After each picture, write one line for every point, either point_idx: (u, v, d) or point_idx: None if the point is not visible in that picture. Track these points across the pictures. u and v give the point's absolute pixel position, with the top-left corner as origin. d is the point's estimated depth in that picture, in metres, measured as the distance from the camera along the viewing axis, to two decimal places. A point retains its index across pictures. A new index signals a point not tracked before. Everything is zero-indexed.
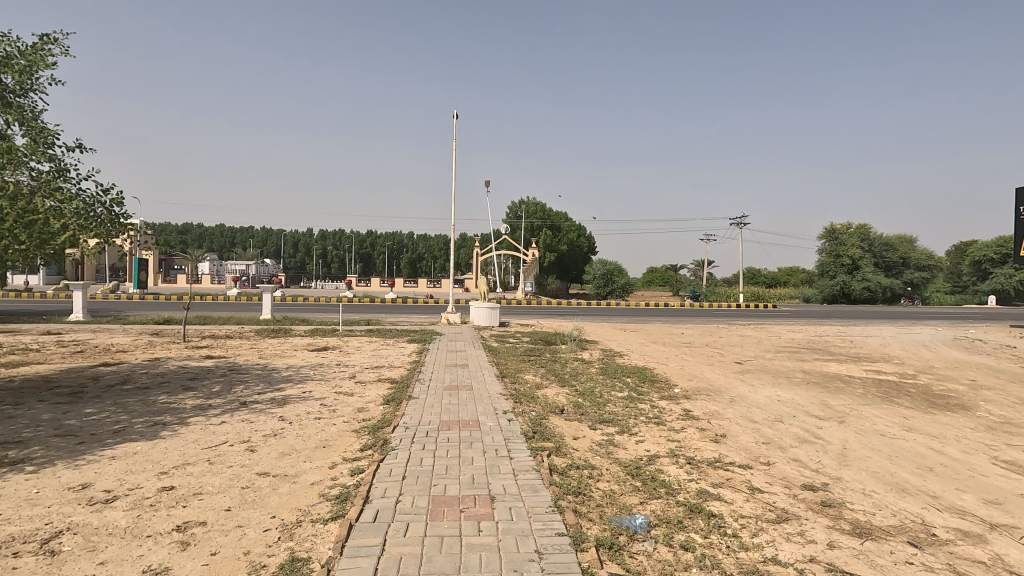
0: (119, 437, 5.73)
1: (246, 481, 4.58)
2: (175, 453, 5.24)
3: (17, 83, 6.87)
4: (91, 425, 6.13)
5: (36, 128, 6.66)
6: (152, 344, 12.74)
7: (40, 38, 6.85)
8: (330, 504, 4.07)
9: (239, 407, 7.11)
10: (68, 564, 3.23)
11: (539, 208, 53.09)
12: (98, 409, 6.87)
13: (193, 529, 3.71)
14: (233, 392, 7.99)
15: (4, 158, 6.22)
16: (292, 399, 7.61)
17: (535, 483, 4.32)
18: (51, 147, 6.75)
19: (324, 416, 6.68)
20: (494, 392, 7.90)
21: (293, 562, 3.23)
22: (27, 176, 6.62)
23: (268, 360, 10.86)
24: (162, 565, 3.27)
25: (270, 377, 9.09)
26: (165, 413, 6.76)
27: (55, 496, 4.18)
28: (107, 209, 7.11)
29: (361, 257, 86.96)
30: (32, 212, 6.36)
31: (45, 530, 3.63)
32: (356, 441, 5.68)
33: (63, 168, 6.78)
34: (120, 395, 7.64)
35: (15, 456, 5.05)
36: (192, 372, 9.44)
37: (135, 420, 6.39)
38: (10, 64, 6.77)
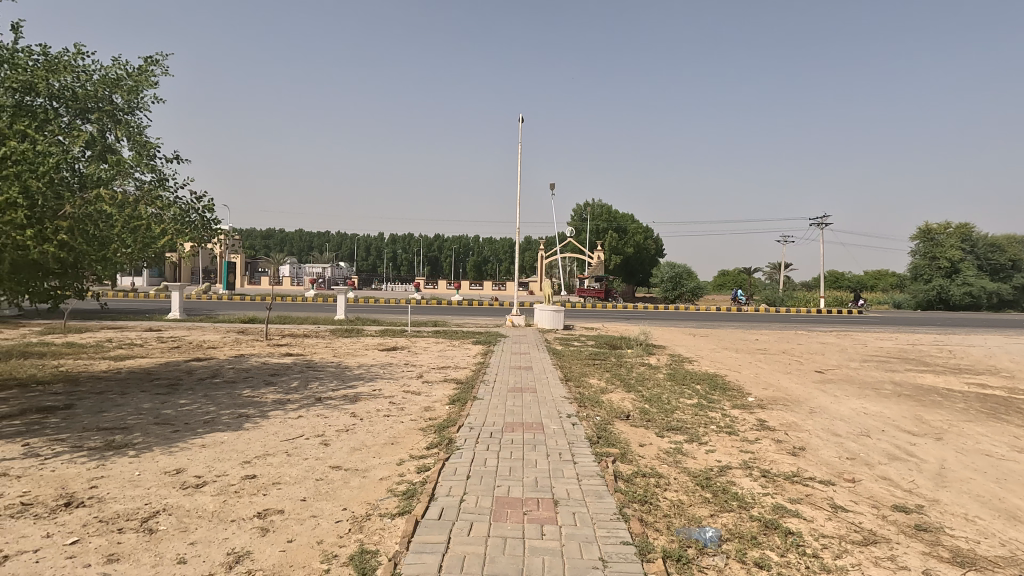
0: (208, 427, 6.17)
1: (320, 473, 4.79)
2: (257, 444, 5.58)
3: (126, 102, 7.64)
4: (184, 416, 6.64)
5: (140, 142, 7.40)
6: (237, 341, 13.67)
7: (145, 60, 7.61)
8: (398, 500, 4.18)
9: (314, 402, 7.48)
10: (163, 543, 3.50)
11: (606, 211, 52.17)
12: (190, 401, 7.43)
13: (271, 517, 3.92)
14: (309, 388, 8.41)
15: (113, 169, 6.92)
16: (363, 396, 7.91)
17: (600, 490, 4.24)
18: (153, 159, 7.47)
19: (393, 414, 6.89)
20: (558, 396, 7.83)
21: (362, 554, 3.33)
22: (134, 186, 7.34)
23: (340, 358, 11.36)
24: (244, 549, 3.47)
25: (342, 375, 9.49)
26: (248, 406, 7.21)
27: (153, 479, 4.56)
28: (200, 215, 7.81)
29: (429, 260, 89.22)
30: (138, 218, 7.01)
31: (145, 510, 3.96)
32: (422, 440, 5.81)
33: (164, 178, 7.49)
34: (210, 388, 8.24)
35: (120, 441, 5.56)
36: (272, 368, 10.03)
37: (222, 412, 6.87)
38: (120, 86, 7.54)
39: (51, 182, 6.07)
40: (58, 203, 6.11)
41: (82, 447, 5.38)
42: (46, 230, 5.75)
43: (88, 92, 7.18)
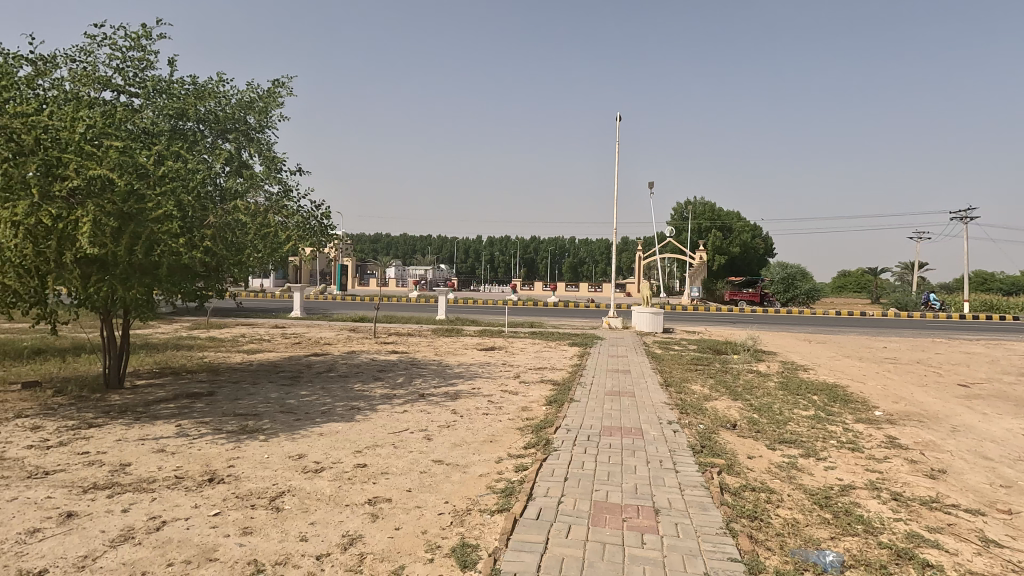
0: (325, 417, 6.70)
1: (424, 466, 5.02)
2: (368, 435, 5.96)
3: (258, 122, 8.54)
4: (305, 406, 7.27)
5: (269, 157, 8.24)
6: (349, 338, 14.72)
7: (273, 83, 8.46)
8: (497, 497, 4.26)
9: (417, 398, 7.86)
10: (288, 521, 3.85)
11: (709, 208, 49.70)
12: (310, 392, 8.12)
13: (381, 504, 4.17)
14: (413, 384, 8.84)
15: (248, 183, 7.79)
16: (463, 394, 8.18)
17: (704, 501, 4.04)
18: (280, 172, 8.28)
19: (491, 413, 7.06)
20: (657, 401, 7.57)
21: (463, 547, 3.44)
22: (265, 197, 8.19)
23: (441, 356, 11.83)
24: (357, 533, 3.72)
25: (443, 372, 9.88)
26: (359, 399, 7.73)
27: (279, 462, 5.04)
28: (318, 222, 8.54)
29: (525, 262, 90.29)
30: (268, 227, 7.81)
31: (273, 489, 4.39)
32: (520, 439, 5.89)
33: (288, 189, 8.28)
34: (326, 381, 8.95)
35: (253, 426, 6.21)
36: (380, 365, 10.67)
37: (336, 404, 7.43)
38: (253, 107, 8.44)
39: (199, 196, 6.98)
40: (204, 214, 7.01)
41: (222, 429, 6.07)
42: (195, 238, 6.62)
43: (227, 115, 8.13)
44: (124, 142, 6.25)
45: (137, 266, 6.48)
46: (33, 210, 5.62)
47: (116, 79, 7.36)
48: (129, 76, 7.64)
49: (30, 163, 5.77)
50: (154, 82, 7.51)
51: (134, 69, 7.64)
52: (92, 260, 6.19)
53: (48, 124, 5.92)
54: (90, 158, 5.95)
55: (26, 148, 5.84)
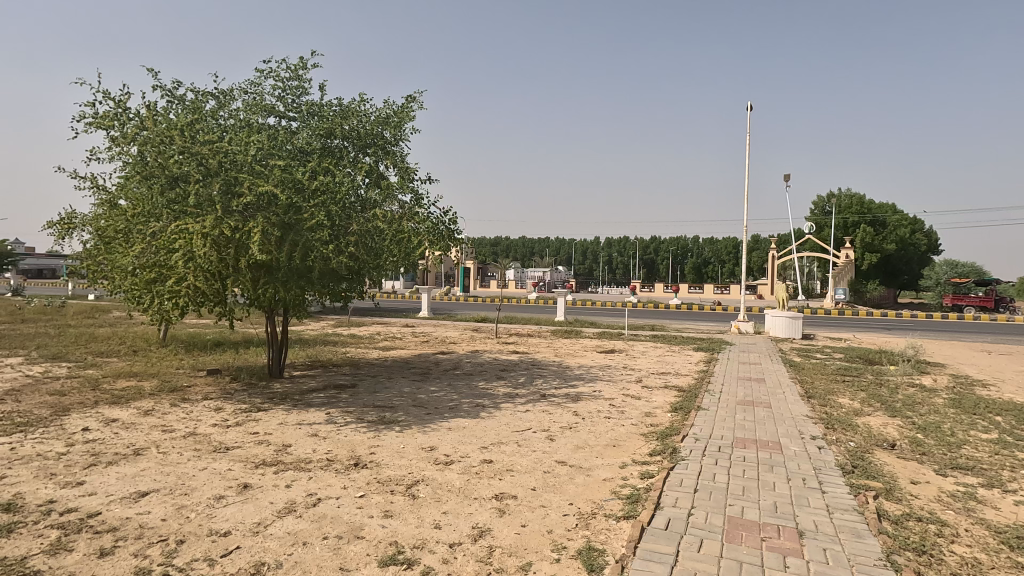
0: (453, 412, 7.06)
1: (547, 466, 5.09)
2: (493, 432, 6.18)
3: (393, 136, 9.17)
4: (435, 401, 7.72)
5: (404, 169, 8.84)
6: (473, 338, 15.35)
7: (407, 99, 9.05)
8: (622, 503, 4.20)
9: (539, 398, 7.98)
10: (423, 508, 4.12)
11: (858, 200, 44.60)
12: (439, 388, 8.60)
13: (507, 500, 4.30)
14: (535, 385, 8.99)
15: (384, 194, 8.37)
16: (584, 396, 8.15)
17: (858, 528, 3.63)
18: (412, 182, 8.80)
19: (614, 417, 6.95)
20: (798, 414, 6.94)
21: (590, 550, 3.44)
22: (398, 205, 8.61)
23: (561, 358, 11.90)
24: (486, 526, 3.87)
25: (564, 374, 9.93)
26: (484, 397, 8.04)
27: (414, 452, 5.40)
28: (446, 228, 8.93)
29: (645, 262, 87.66)
30: (402, 233, 8.16)
31: (409, 478, 4.71)
32: (645, 446, 5.74)
33: (419, 198, 8.78)
34: (454, 379, 9.42)
35: (390, 417, 6.72)
36: (503, 364, 10.99)
37: (463, 400, 7.79)
38: (390, 123, 9.07)
39: (344, 206, 7.59)
40: (347, 223, 7.61)
41: (364, 419, 6.65)
42: (340, 244, 7.37)
43: (368, 131, 8.81)
44: (285, 162, 7.07)
45: (295, 270, 7.35)
46: (217, 223, 6.61)
47: (278, 106, 8.38)
48: (289, 102, 8.65)
49: (215, 183, 6.76)
50: (308, 107, 8.47)
51: (292, 96, 8.64)
52: (259, 266, 7.11)
53: (228, 150, 6.86)
54: (259, 177, 6.84)
55: (212, 170, 6.86)
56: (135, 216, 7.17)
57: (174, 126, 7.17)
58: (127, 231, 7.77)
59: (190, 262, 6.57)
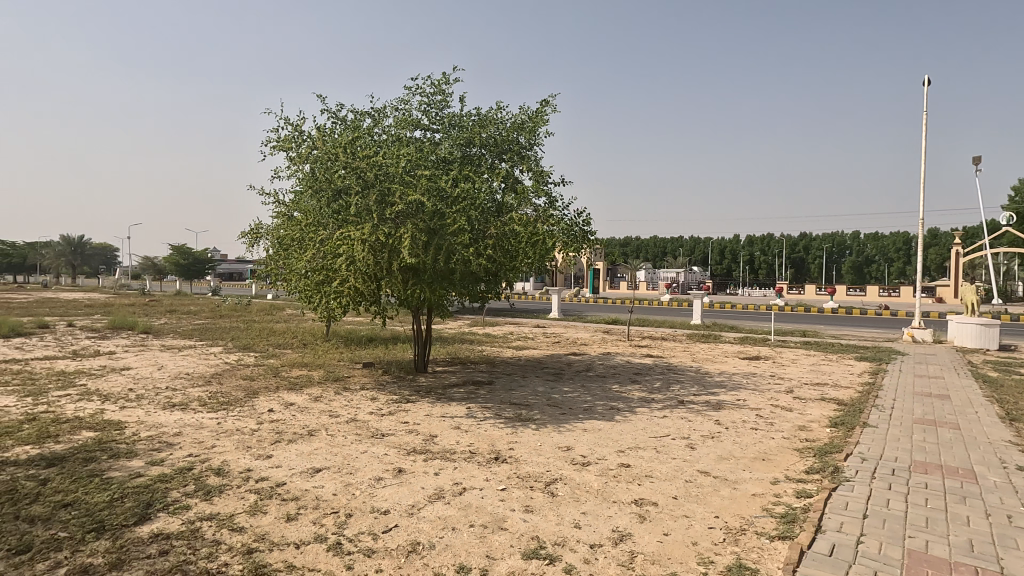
0: (587, 414, 7.05)
1: (689, 475, 4.87)
2: (629, 436, 6.06)
3: (528, 141, 9.39)
4: (569, 401, 7.77)
5: (538, 173, 9.03)
6: (604, 340, 15.19)
7: (541, 103, 9.24)
8: (775, 522, 3.88)
9: (677, 404, 7.67)
10: (563, 506, 4.17)
11: None
12: (572, 389, 8.65)
13: (647, 507, 4.19)
14: (671, 390, 8.66)
15: (520, 198, 8.55)
16: (727, 404, 7.67)
17: None
18: (547, 185, 8.95)
19: (761, 428, 6.46)
20: (996, 438, 5.88)
21: (740, 568, 3.24)
22: (534, 209, 8.80)
23: (699, 363, 11.31)
24: (626, 530, 3.81)
25: (703, 380, 9.43)
26: (618, 400, 7.92)
27: (551, 451, 5.49)
28: (579, 230, 8.97)
29: (793, 262, 80.01)
30: (537, 235, 8.32)
31: (548, 476, 4.80)
32: (800, 462, 5.24)
33: (553, 200, 8.89)
34: (586, 380, 9.41)
35: (526, 415, 6.91)
36: (636, 368, 10.73)
37: (597, 402, 7.75)
38: (525, 128, 9.32)
39: (482, 210, 7.94)
40: (485, 227, 7.98)
41: (502, 415, 6.91)
42: (479, 247, 7.77)
43: (504, 137, 9.11)
44: (431, 172, 7.59)
45: (439, 272, 7.85)
46: (373, 229, 7.32)
47: (424, 120, 9.03)
48: (433, 115, 9.28)
49: (372, 194, 7.46)
50: (450, 118, 9.05)
51: (436, 110, 9.26)
52: (408, 269, 7.72)
53: (383, 163, 7.52)
54: (408, 186, 7.42)
55: (369, 182, 7.60)
56: (307, 225, 8.20)
57: (338, 144, 8.06)
58: (301, 239, 8.90)
59: (351, 265, 7.36)
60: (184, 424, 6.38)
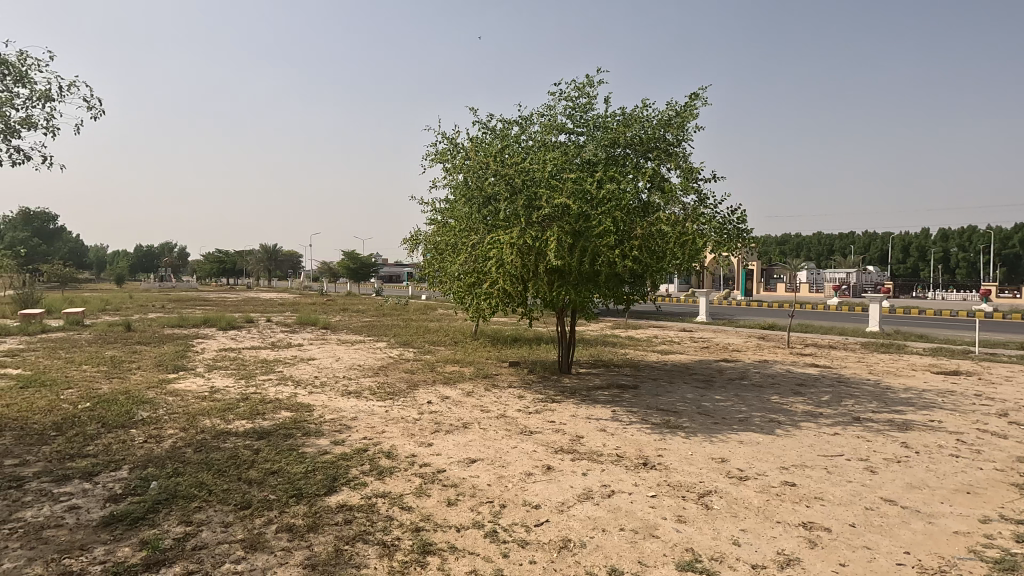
0: (743, 425, 6.59)
1: (870, 502, 4.32)
2: (794, 453, 5.54)
3: (675, 137, 9.05)
4: (721, 410, 7.33)
5: (688, 169, 8.64)
6: (760, 346, 14.04)
7: (690, 97, 8.86)
8: (987, 568, 3.29)
9: (851, 421, 6.83)
10: (719, 521, 3.96)
11: None
12: (725, 397, 8.14)
13: (818, 532, 3.80)
14: (844, 405, 7.73)
15: (668, 196, 8.21)
16: (916, 425, 6.64)
17: None
18: (696, 182, 8.53)
19: (964, 456, 5.49)
20: None
21: None
22: (682, 208, 8.42)
23: (879, 376, 9.93)
24: (794, 555, 3.50)
25: (884, 395, 8.27)
26: (779, 412, 7.28)
27: (703, 461, 5.24)
28: (733, 227, 8.40)
29: (1005, 259, 66.50)
30: (687, 234, 7.89)
31: (701, 487, 4.59)
32: (1020, 500, 4.36)
33: (703, 197, 8.44)
34: (741, 389, 8.78)
35: (675, 422, 6.66)
36: (799, 378, 9.76)
37: (754, 413, 7.20)
38: (672, 124, 8.99)
39: (628, 211, 7.81)
40: (631, 227, 7.84)
41: (649, 420, 6.74)
42: (625, 248, 7.66)
43: (650, 135, 8.88)
44: (576, 174, 7.67)
45: (585, 274, 7.88)
46: (521, 233, 7.59)
47: (568, 123, 9.14)
48: (577, 119, 9.36)
49: (520, 200, 7.75)
50: (595, 120, 9.05)
51: (580, 113, 9.33)
52: (554, 271, 7.86)
53: (530, 169, 7.77)
54: (554, 190, 7.57)
55: (517, 188, 7.89)
56: (460, 231, 8.77)
57: (489, 153, 8.50)
58: (454, 244, 9.54)
59: (501, 268, 7.71)
60: (359, 410, 7.20)
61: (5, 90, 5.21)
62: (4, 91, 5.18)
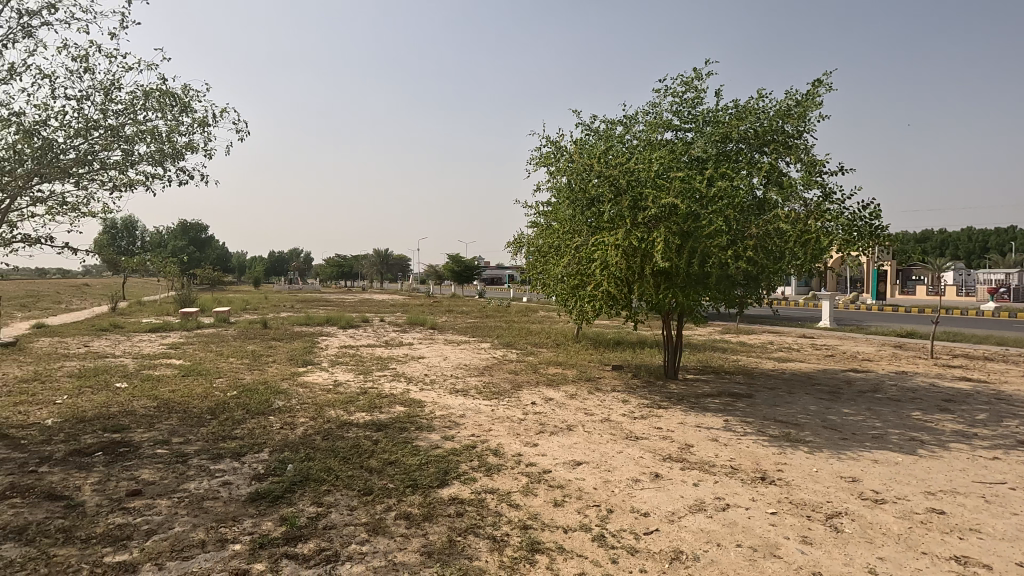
0: (878, 443, 5.95)
1: None
2: (942, 477, 4.91)
3: (796, 128, 8.40)
4: (851, 425, 6.67)
5: (810, 163, 7.98)
6: (896, 356, 12.59)
7: (812, 84, 8.18)
8: None
9: (1015, 445, 5.91)
10: (851, 546, 3.62)
11: None
12: (855, 411, 7.40)
13: (975, 568, 3.35)
14: (1005, 425, 6.71)
15: (786, 193, 7.65)
16: None
17: None
18: (821, 176, 7.86)
19: None
20: None
21: None
22: (803, 204, 7.78)
23: None
24: None
25: None
26: (922, 430, 6.48)
27: (831, 479, 4.81)
28: (865, 224, 7.62)
29: None
30: (808, 233, 7.29)
31: (829, 507, 4.22)
32: None
33: (829, 192, 7.75)
34: (873, 402, 7.93)
35: (797, 436, 6.18)
36: (947, 393, 8.62)
37: (891, 430, 6.47)
38: (791, 114, 8.36)
39: (742, 209, 7.39)
40: (745, 227, 7.41)
41: (766, 432, 6.31)
42: (738, 248, 7.25)
43: (766, 128, 8.31)
44: (685, 172, 7.40)
45: (694, 277, 7.58)
46: (627, 234, 7.44)
47: (675, 120, 8.84)
48: (685, 115, 9.01)
49: (625, 200, 7.56)
50: (704, 115, 8.67)
51: (688, 108, 8.98)
52: (660, 273, 7.64)
53: (635, 169, 7.60)
54: (660, 189, 7.35)
55: (621, 189, 7.74)
56: (564, 233, 8.80)
57: (592, 155, 8.45)
58: (557, 246, 9.58)
59: (605, 270, 7.64)
60: (466, 408, 7.47)
61: (173, 119, 6.07)
62: (173, 120, 6.03)
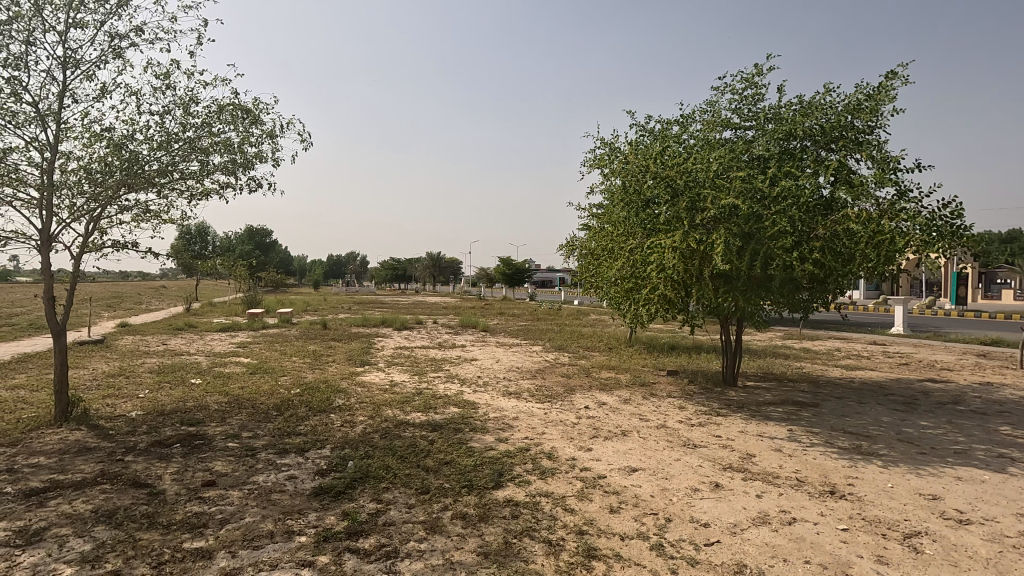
0: (961, 459, 5.54)
1: None
2: None
3: (867, 124, 7.96)
4: (929, 439, 6.24)
5: (883, 159, 7.54)
6: (980, 365, 11.67)
7: (884, 76, 7.73)
8: None
9: None
10: (933, 568, 3.38)
11: None
12: (934, 424, 6.91)
13: None
14: None
15: (856, 191, 7.23)
16: None
17: None
18: (896, 173, 7.40)
19: None
20: None
21: None
22: (876, 204, 7.32)
23: None
24: None
25: None
26: (1012, 447, 5.98)
27: (909, 496, 4.51)
28: (947, 224, 7.10)
29: None
30: (882, 233, 6.77)
31: (906, 526, 3.96)
32: None
33: (905, 189, 7.27)
34: (955, 415, 7.38)
35: (868, 448, 5.84)
36: None
37: (975, 446, 6.00)
38: (862, 109, 7.92)
39: (808, 208, 7.06)
40: (811, 227, 7.10)
41: (835, 444, 5.99)
42: (804, 250, 6.93)
43: (834, 124, 7.90)
44: (746, 172, 7.16)
45: (755, 280, 7.30)
46: (685, 236, 7.24)
47: (735, 118, 8.55)
48: (744, 112, 8.71)
49: (682, 201, 7.34)
50: (766, 112, 8.36)
51: (748, 105, 8.68)
52: (720, 276, 7.43)
53: (693, 169, 7.40)
54: (720, 189, 7.14)
55: (678, 190, 7.52)
56: (618, 235, 8.67)
57: (648, 156, 8.29)
58: (611, 249, 9.45)
59: (661, 272, 7.48)
60: (520, 410, 7.49)
61: (244, 131, 6.42)
62: (243, 131, 6.38)
